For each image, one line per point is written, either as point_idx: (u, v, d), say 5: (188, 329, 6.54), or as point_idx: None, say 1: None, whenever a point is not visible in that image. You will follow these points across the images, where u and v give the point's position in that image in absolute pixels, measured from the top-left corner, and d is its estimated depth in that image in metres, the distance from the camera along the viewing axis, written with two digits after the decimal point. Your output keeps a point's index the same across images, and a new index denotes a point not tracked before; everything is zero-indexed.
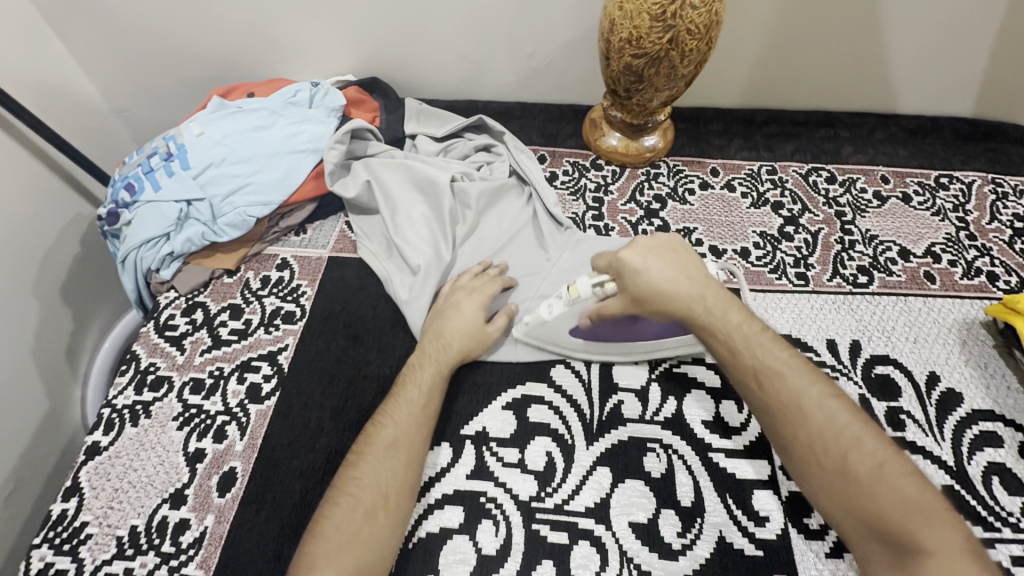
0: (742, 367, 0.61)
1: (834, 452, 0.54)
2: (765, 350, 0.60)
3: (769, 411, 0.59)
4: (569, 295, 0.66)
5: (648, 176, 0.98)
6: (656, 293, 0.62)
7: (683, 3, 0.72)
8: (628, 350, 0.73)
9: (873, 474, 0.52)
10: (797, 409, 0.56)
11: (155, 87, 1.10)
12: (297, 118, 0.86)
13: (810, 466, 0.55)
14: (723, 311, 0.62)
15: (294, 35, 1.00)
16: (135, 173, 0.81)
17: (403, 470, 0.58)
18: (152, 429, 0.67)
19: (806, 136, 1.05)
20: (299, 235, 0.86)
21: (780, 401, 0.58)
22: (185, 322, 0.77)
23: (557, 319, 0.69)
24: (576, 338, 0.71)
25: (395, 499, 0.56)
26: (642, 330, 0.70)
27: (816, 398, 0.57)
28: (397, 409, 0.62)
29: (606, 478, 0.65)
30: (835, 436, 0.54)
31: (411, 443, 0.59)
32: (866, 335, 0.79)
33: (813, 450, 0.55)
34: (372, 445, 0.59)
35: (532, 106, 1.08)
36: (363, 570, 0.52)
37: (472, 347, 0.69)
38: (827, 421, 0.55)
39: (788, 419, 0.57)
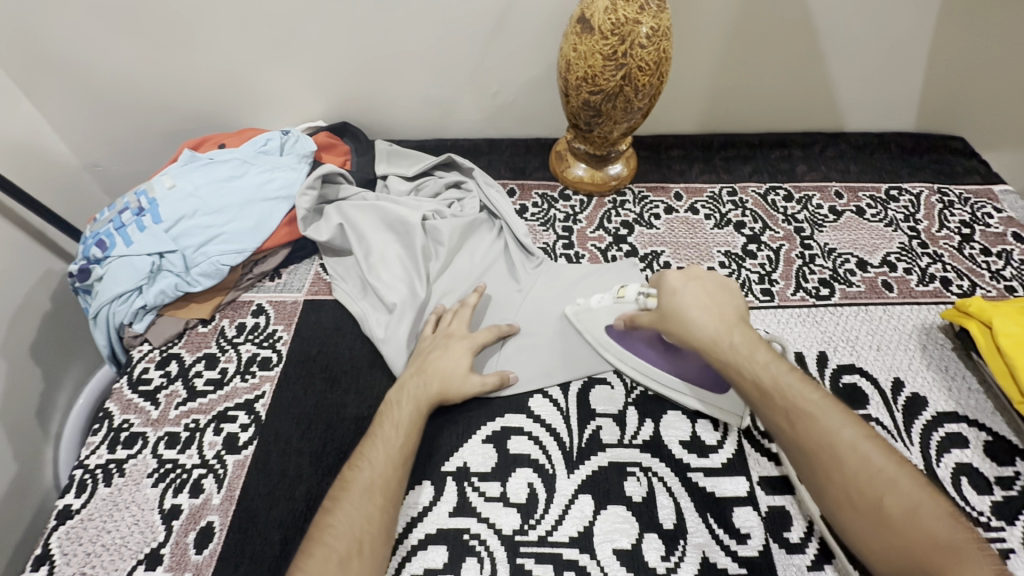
0: (774, 408, 0.60)
1: (866, 494, 0.53)
2: (791, 386, 0.60)
3: (800, 452, 0.58)
4: (617, 291, 0.77)
5: (614, 203, 1.01)
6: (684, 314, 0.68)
7: (633, 42, 0.77)
8: (649, 377, 0.75)
9: (907, 517, 0.50)
10: (828, 448, 0.56)
11: (126, 140, 1.11)
12: (269, 166, 0.88)
13: (845, 508, 0.54)
14: (749, 350, 0.64)
15: (266, 86, 1.04)
16: (106, 230, 0.80)
17: (377, 511, 0.58)
18: (126, 488, 0.66)
19: (762, 156, 1.10)
20: (274, 280, 0.87)
21: (811, 439, 0.57)
22: (159, 375, 0.76)
23: (606, 312, 0.77)
24: (604, 335, 0.77)
25: (370, 543, 0.56)
26: (675, 358, 0.73)
27: (847, 438, 0.56)
28: (374, 450, 0.62)
29: (588, 506, 0.66)
30: (863, 474, 0.54)
31: (386, 484, 0.59)
32: (832, 347, 0.82)
33: (843, 489, 0.54)
34: (351, 484, 0.59)
35: (500, 141, 1.11)
36: None
37: (451, 386, 0.70)
38: (853, 459, 0.54)
39: (814, 457, 0.56)
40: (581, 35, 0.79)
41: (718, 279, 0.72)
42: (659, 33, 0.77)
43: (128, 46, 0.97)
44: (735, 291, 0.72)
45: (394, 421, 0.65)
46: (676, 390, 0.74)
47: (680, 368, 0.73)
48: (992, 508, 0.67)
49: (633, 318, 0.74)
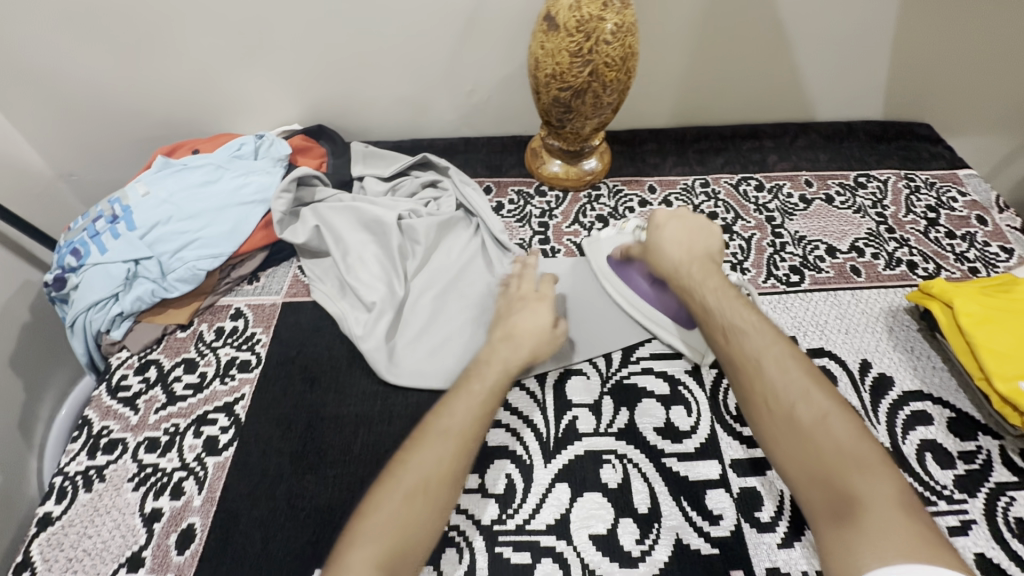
0: (712, 326, 0.66)
1: (783, 403, 0.57)
2: (724, 311, 0.66)
3: (731, 367, 0.62)
4: (621, 225, 0.91)
5: (589, 198, 1.03)
6: (657, 248, 0.78)
7: (598, 39, 0.78)
8: (630, 303, 0.83)
9: (815, 422, 0.54)
10: (753, 362, 0.60)
11: (100, 148, 1.11)
12: (243, 170, 0.88)
13: (763, 415, 0.57)
14: (703, 278, 0.72)
15: (240, 91, 1.04)
16: (80, 238, 0.81)
17: (452, 457, 0.58)
18: (106, 493, 0.66)
19: (734, 148, 1.12)
20: (252, 284, 0.87)
21: (741, 355, 0.62)
22: (138, 382, 0.76)
23: (608, 244, 0.89)
24: (601, 262, 0.88)
25: (434, 488, 0.55)
26: (658, 290, 0.82)
27: (774, 355, 0.60)
28: (456, 402, 0.63)
29: (565, 494, 0.67)
30: (782, 390, 0.57)
31: (466, 433, 0.60)
32: (802, 331, 0.84)
33: (765, 400, 0.58)
34: (432, 431, 0.60)
35: (476, 140, 1.12)
36: (396, 553, 0.51)
37: (540, 351, 0.71)
38: (777, 377, 0.58)
39: (740, 374, 0.61)
40: (547, 33, 0.81)
41: (697, 222, 0.79)
42: (624, 29, 0.79)
43: (99, 53, 0.97)
44: (714, 233, 0.80)
45: (487, 377, 0.66)
46: (650, 318, 0.82)
47: (658, 301, 0.82)
48: (955, 481, 0.69)
49: (630, 246, 0.86)
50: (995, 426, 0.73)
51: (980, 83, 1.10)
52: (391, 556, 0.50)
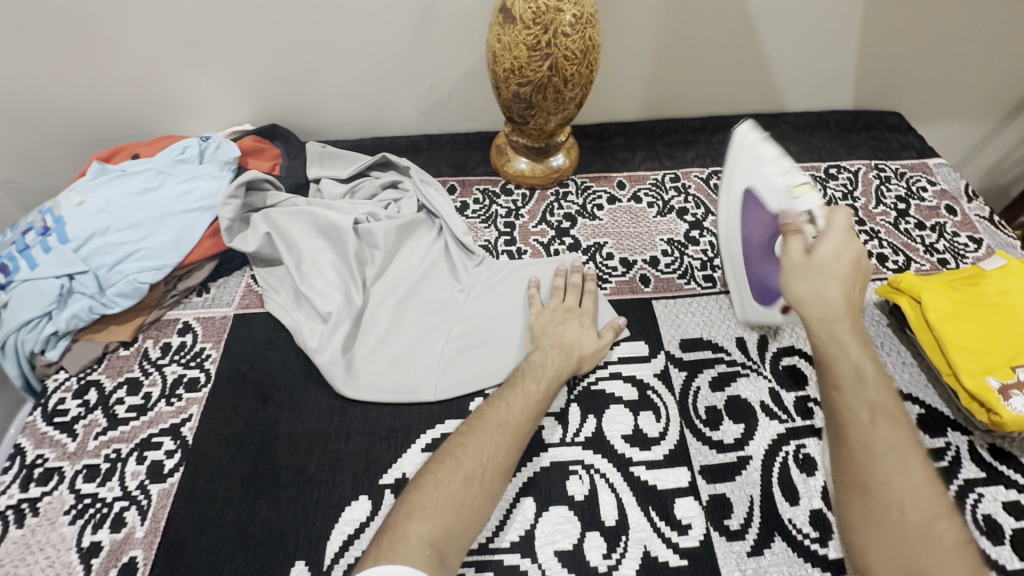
0: (849, 401, 0.56)
1: (915, 510, 0.50)
2: (861, 389, 0.56)
3: (859, 451, 0.54)
4: (796, 190, 0.68)
5: (557, 196, 0.99)
6: (816, 273, 0.60)
7: (556, 31, 0.75)
8: (726, 230, 0.79)
9: (947, 545, 0.48)
10: (891, 453, 0.53)
11: (36, 156, 1.03)
12: (188, 176, 0.83)
13: (888, 517, 0.51)
14: (851, 343, 0.58)
15: (186, 90, 0.98)
16: (8, 253, 0.75)
17: (505, 450, 0.63)
18: (41, 528, 0.62)
19: (704, 141, 1.10)
20: (202, 295, 0.83)
21: (880, 443, 0.54)
22: (77, 406, 0.71)
23: (761, 188, 0.72)
24: (739, 191, 0.75)
25: (490, 474, 0.61)
26: (772, 253, 0.72)
27: (910, 458, 0.53)
28: (513, 397, 0.67)
29: (530, 509, 0.65)
30: (913, 500, 0.51)
31: (518, 429, 0.65)
32: (773, 329, 0.82)
33: (893, 502, 0.51)
34: (491, 424, 0.64)
35: (439, 137, 1.08)
36: (449, 529, 0.55)
37: (586, 359, 0.75)
38: (909, 487, 0.51)
39: (861, 466, 0.54)
40: (503, 25, 0.77)
41: (863, 262, 0.61)
42: (583, 20, 0.76)
43: (31, 52, 0.90)
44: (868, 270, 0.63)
45: (533, 377, 0.70)
46: (734, 253, 0.79)
47: (754, 270, 0.76)
48: None
49: (793, 225, 0.65)
50: (963, 420, 0.73)
51: (946, 71, 1.09)
52: (441, 534, 0.55)
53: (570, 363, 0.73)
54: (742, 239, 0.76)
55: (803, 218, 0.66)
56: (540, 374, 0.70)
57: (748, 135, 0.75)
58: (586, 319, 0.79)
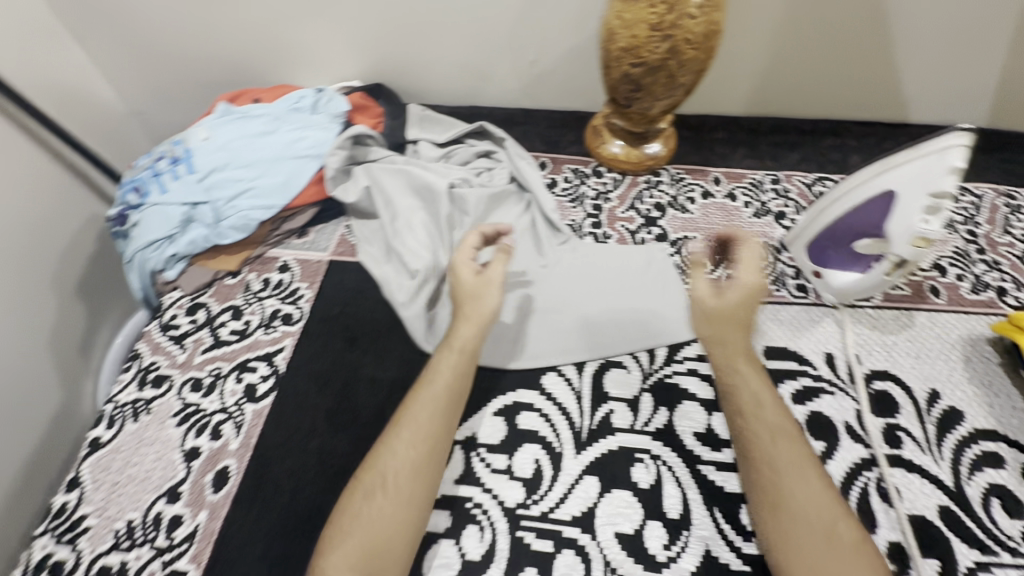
0: (744, 427, 0.61)
1: (810, 519, 0.54)
2: (757, 407, 0.61)
3: (759, 469, 0.58)
4: (919, 243, 0.67)
5: (649, 184, 0.97)
6: (721, 314, 0.65)
7: (682, 13, 0.72)
8: (839, 194, 0.73)
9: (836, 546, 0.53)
10: (786, 468, 0.57)
11: (168, 91, 1.12)
12: (301, 124, 0.88)
13: (787, 527, 0.55)
14: (749, 375, 0.63)
15: (303, 41, 1.02)
16: (143, 177, 0.83)
17: (419, 450, 0.59)
18: (152, 426, 0.69)
19: (812, 145, 1.04)
20: (301, 238, 0.88)
21: (772, 462, 0.58)
22: (188, 322, 0.78)
23: (899, 206, 0.67)
24: (883, 186, 0.67)
25: (395, 479, 0.57)
26: (854, 237, 0.75)
27: (802, 468, 0.57)
28: (422, 397, 0.62)
29: (593, 488, 0.65)
30: (817, 512, 0.55)
31: (432, 430, 0.60)
32: (866, 349, 0.78)
33: (792, 512, 0.55)
34: (399, 433, 0.60)
35: (535, 112, 1.08)
36: (375, 546, 0.54)
37: (468, 306, 0.67)
38: (806, 494, 0.55)
39: (768, 482, 0.57)
40: (627, 2, 0.75)
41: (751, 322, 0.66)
42: (711, 3, 0.72)
43: None
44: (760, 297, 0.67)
45: (443, 368, 0.63)
46: (824, 212, 0.77)
47: (834, 237, 0.78)
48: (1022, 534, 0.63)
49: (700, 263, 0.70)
50: None
51: None
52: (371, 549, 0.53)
53: (468, 329, 0.65)
54: (846, 213, 0.73)
55: (891, 258, 0.70)
56: (451, 367, 0.64)
57: (947, 155, 0.62)
58: (495, 265, 0.69)
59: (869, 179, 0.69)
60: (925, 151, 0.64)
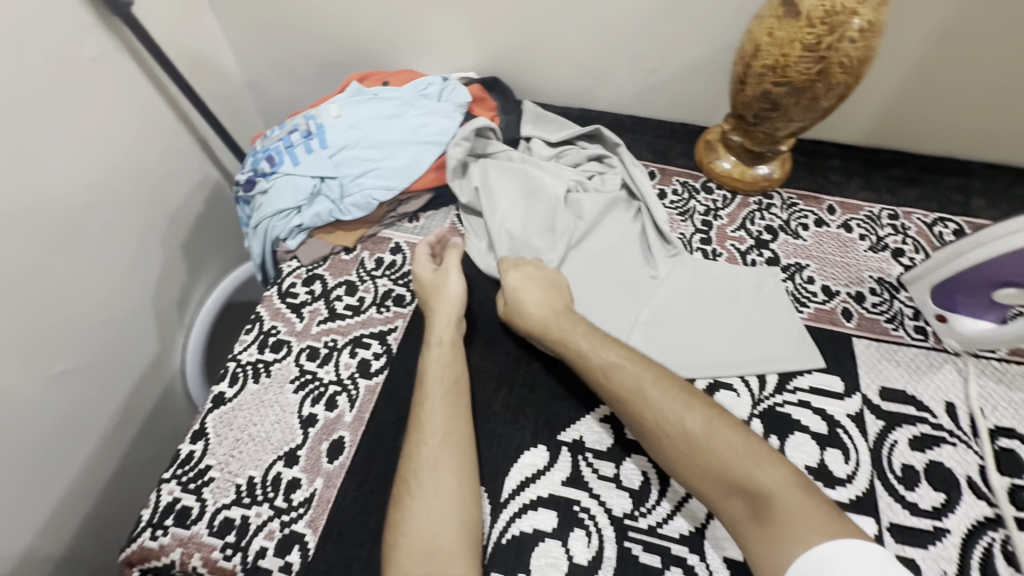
0: (611, 390, 0.64)
1: (693, 446, 0.58)
2: (613, 369, 0.65)
3: (638, 422, 0.62)
4: None
5: (760, 206, 0.95)
6: (514, 307, 0.74)
7: (842, 36, 0.70)
8: (983, 239, 0.69)
9: (716, 447, 0.57)
10: (656, 411, 0.61)
11: (288, 66, 1.15)
12: (427, 110, 0.89)
13: (684, 462, 0.59)
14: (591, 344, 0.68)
15: (426, 29, 1.03)
16: (276, 147, 0.85)
17: (437, 442, 0.60)
18: (271, 389, 0.71)
19: (931, 183, 1.00)
20: (412, 223, 0.89)
21: (642, 409, 0.62)
22: (305, 292, 0.80)
23: None
24: None
25: (419, 474, 0.58)
26: (992, 286, 0.71)
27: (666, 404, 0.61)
28: (431, 396, 0.64)
29: (702, 508, 0.64)
30: (667, 416, 0.61)
31: (446, 422, 0.62)
32: (990, 403, 0.74)
33: (678, 444, 0.59)
34: (416, 439, 0.61)
35: (645, 121, 1.07)
36: (433, 546, 0.54)
37: (431, 299, 0.74)
38: (678, 419, 0.60)
39: (648, 425, 0.61)
40: (782, 19, 0.73)
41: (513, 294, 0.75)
42: (873, 28, 0.70)
43: None
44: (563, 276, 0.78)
45: (436, 361, 0.68)
46: (961, 255, 0.73)
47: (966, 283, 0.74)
48: None
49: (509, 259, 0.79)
50: None
51: None
52: (429, 549, 0.54)
53: (446, 322, 0.71)
54: (991, 260, 0.69)
55: None
56: (444, 367, 0.67)
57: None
58: (452, 259, 0.76)
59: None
60: None
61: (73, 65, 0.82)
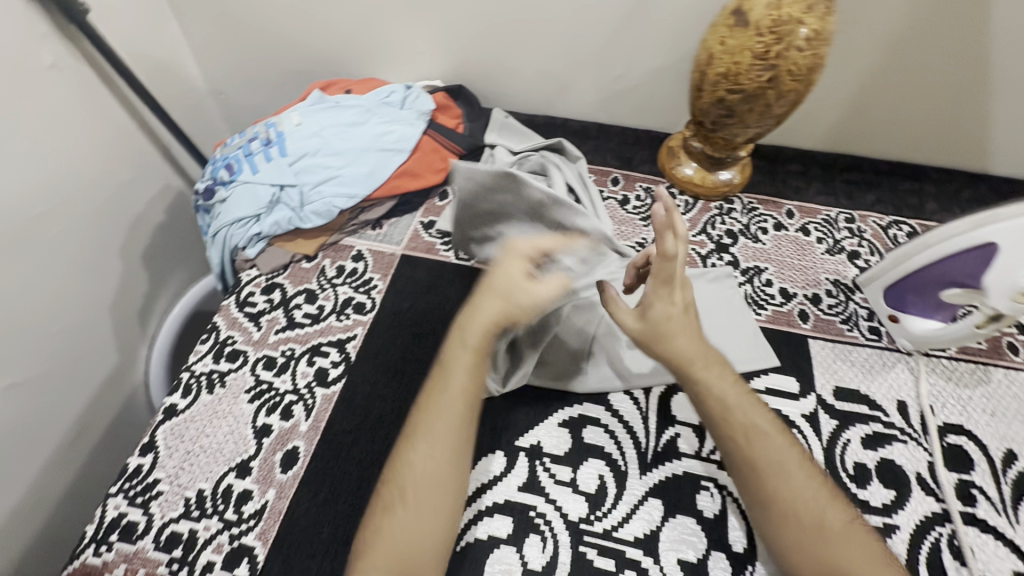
0: (734, 427, 0.61)
1: (804, 517, 0.56)
2: (742, 410, 0.61)
3: (752, 471, 0.59)
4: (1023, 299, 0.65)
5: (721, 210, 0.97)
6: (654, 334, 0.63)
7: (789, 44, 0.72)
8: (932, 240, 0.71)
9: (834, 531, 0.55)
10: (780, 466, 0.58)
11: (254, 75, 1.15)
12: (390, 118, 0.89)
13: (789, 530, 0.56)
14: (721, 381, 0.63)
15: (392, 37, 1.04)
16: (235, 155, 0.85)
17: (444, 459, 0.56)
18: (225, 399, 0.70)
19: (887, 187, 1.03)
20: (376, 230, 0.89)
21: (767, 462, 0.58)
22: (263, 301, 0.80)
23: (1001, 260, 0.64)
24: (984, 239, 0.65)
25: (413, 493, 0.55)
26: (940, 286, 0.73)
27: (793, 465, 0.58)
28: (443, 401, 0.58)
29: (658, 511, 0.65)
30: (807, 500, 0.56)
31: (458, 440, 0.57)
32: (940, 401, 0.76)
33: (790, 513, 0.56)
34: (416, 447, 0.57)
35: (609, 128, 1.09)
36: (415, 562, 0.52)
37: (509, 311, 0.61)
38: (800, 486, 0.57)
39: (763, 478, 0.58)
40: (733, 28, 0.75)
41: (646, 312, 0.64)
42: (820, 37, 0.72)
43: None
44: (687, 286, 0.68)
45: (462, 365, 0.60)
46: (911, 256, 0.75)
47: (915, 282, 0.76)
48: None
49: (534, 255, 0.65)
50: None
51: None
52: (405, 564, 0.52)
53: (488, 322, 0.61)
54: (939, 260, 0.70)
55: (987, 310, 0.68)
56: (468, 365, 0.60)
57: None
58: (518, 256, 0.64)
59: (967, 229, 0.66)
60: None
61: (24, 71, 0.81)
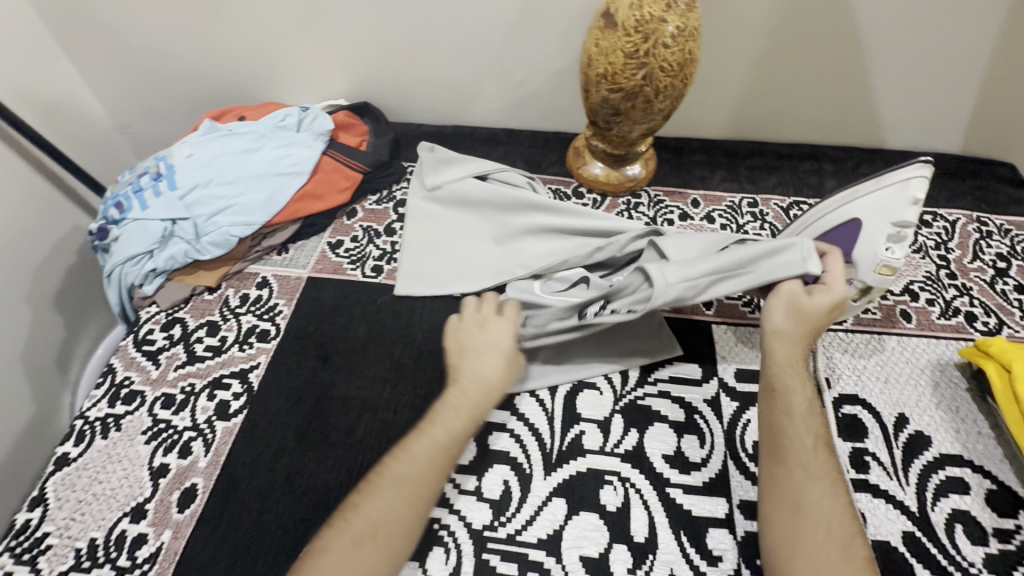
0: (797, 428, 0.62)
1: (829, 532, 0.56)
2: (808, 420, 0.63)
3: (800, 473, 0.59)
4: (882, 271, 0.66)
5: (628, 205, 0.99)
6: (798, 320, 0.66)
7: (656, 41, 0.74)
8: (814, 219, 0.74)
9: (855, 556, 0.54)
10: (826, 479, 0.59)
11: (158, 107, 1.13)
12: (284, 142, 0.89)
13: (815, 540, 0.55)
14: (800, 390, 0.65)
15: (290, 60, 1.03)
16: (125, 192, 0.84)
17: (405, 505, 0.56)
18: (120, 443, 0.69)
19: (789, 169, 1.05)
20: (281, 254, 0.88)
21: (818, 471, 0.59)
22: (163, 338, 0.79)
23: (863, 232, 0.67)
24: (850, 213, 0.69)
25: (386, 534, 0.54)
26: None
27: (836, 486, 0.59)
28: (416, 444, 0.60)
29: (561, 510, 0.65)
30: (839, 521, 0.56)
31: (424, 482, 0.58)
32: (837, 373, 0.78)
33: (823, 526, 0.56)
34: (390, 476, 0.58)
35: (519, 132, 1.10)
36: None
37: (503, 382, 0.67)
38: (834, 505, 0.57)
39: (805, 483, 0.59)
40: (604, 30, 0.77)
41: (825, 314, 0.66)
42: (685, 33, 0.74)
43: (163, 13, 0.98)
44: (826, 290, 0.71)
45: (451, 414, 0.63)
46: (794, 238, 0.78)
47: None
48: (984, 560, 0.63)
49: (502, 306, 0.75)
50: None
51: None
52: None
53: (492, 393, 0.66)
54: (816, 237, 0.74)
55: (857, 285, 0.69)
56: (454, 415, 0.62)
57: (910, 184, 0.64)
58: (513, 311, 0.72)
59: (837, 203, 0.71)
60: (890, 182, 0.66)
61: None
